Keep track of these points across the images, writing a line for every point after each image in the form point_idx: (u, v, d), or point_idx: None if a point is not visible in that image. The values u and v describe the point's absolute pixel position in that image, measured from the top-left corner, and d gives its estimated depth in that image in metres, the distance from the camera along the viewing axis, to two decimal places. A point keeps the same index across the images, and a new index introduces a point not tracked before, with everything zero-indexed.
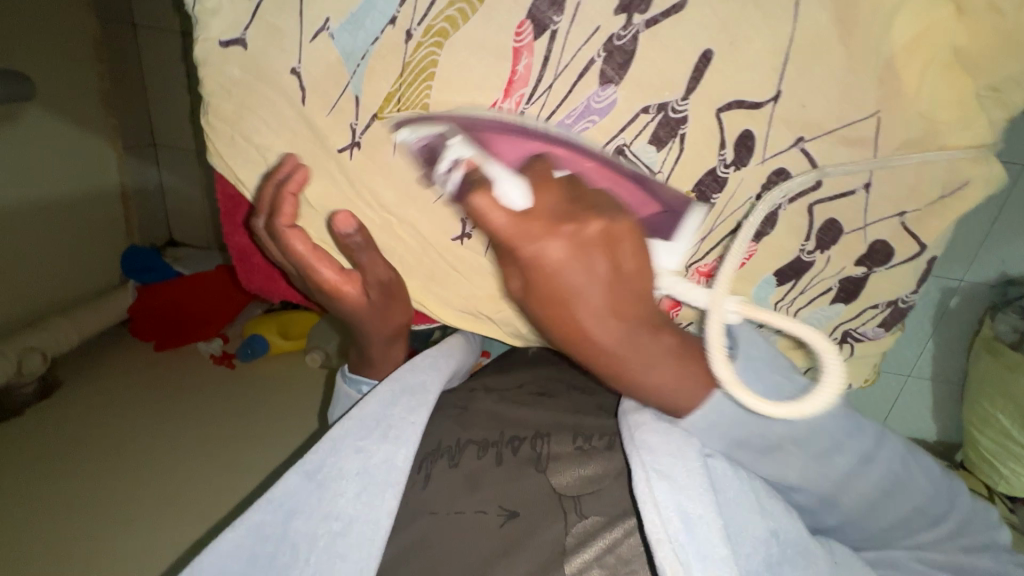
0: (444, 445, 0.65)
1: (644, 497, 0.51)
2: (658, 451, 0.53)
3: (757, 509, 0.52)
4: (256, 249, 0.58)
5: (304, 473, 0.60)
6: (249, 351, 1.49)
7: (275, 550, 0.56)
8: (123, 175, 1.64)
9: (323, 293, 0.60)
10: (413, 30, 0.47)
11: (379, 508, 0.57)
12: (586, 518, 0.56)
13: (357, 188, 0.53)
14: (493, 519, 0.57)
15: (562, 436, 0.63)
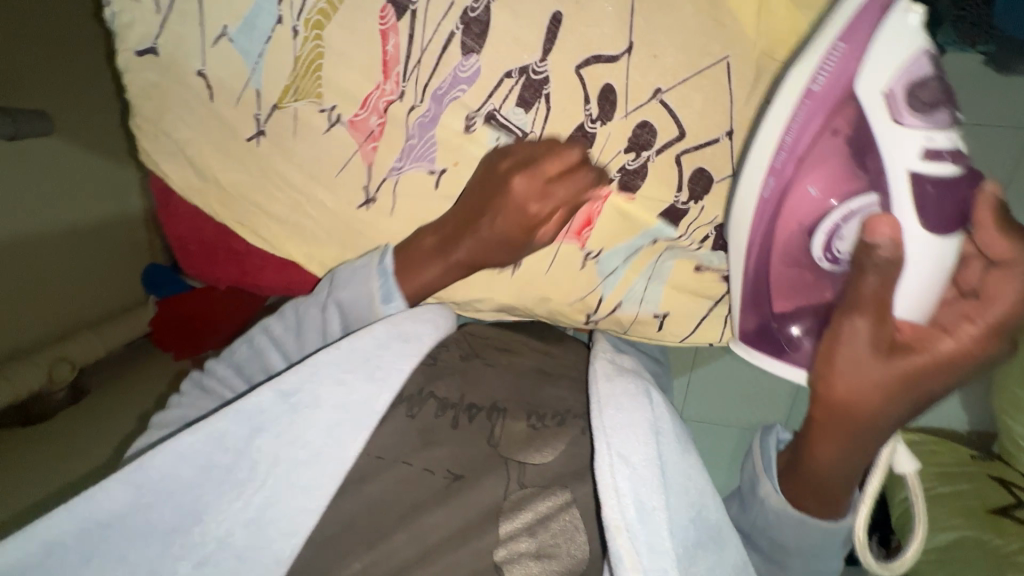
0: (408, 393, 0.68)
1: (604, 475, 0.56)
2: (617, 425, 0.59)
3: (684, 494, 0.60)
4: (189, 235, 0.68)
5: (280, 393, 0.61)
6: None
7: (233, 463, 0.61)
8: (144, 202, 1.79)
9: (251, 273, 0.69)
10: (296, 25, 0.56)
11: (339, 447, 0.61)
12: (526, 489, 0.61)
13: (265, 172, 0.62)
14: (438, 479, 0.62)
15: (518, 411, 0.68)
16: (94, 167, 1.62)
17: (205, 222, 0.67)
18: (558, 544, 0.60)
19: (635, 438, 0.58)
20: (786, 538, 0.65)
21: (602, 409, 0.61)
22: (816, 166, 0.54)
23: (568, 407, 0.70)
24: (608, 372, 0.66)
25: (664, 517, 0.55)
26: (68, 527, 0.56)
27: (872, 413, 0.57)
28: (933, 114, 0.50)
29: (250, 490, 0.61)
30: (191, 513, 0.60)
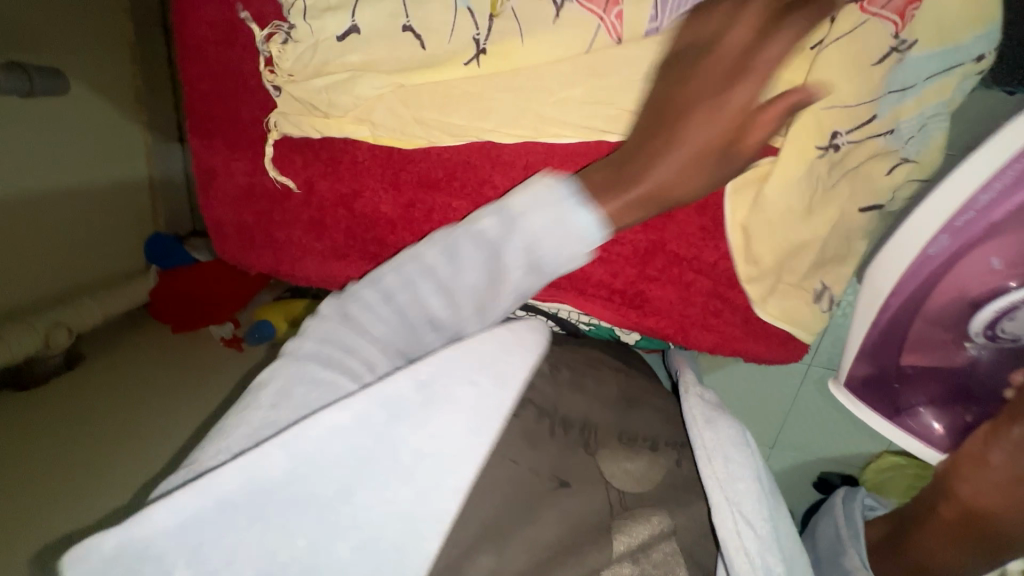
0: (537, 402, 0.78)
1: (732, 538, 0.69)
2: (726, 475, 0.75)
3: (786, 550, 0.74)
4: (273, 197, 0.74)
5: (416, 381, 0.64)
6: (257, 334, 1.60)
7: (374, 451, 0.64)
8: (150, 163, 1.77)
9: (332, 241, 0.73)
10: (477, 34, 0.61)
11: (467, 448, 0.68)
12: (629, 509, 0.72)
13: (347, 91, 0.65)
14: (546, 483, 0.72)
15: (610, 434, 0.79)
16: (107, 118, 1.60)
17: (298, 192, 0.73)
18: (662, 571, 0.69)
19: (738, 475, 0.76)
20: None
21: (710, 459, 0.76)
22: (1005, 236, 0.68)
23: (658, 434, 0.83)
24: (702, 419, 0.81)
25: (775, 555, 0.70)
26: (195, 506, 0.57)
27: (999, 510, 0.74)
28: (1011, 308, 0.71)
29: (375, 487, 0.65)
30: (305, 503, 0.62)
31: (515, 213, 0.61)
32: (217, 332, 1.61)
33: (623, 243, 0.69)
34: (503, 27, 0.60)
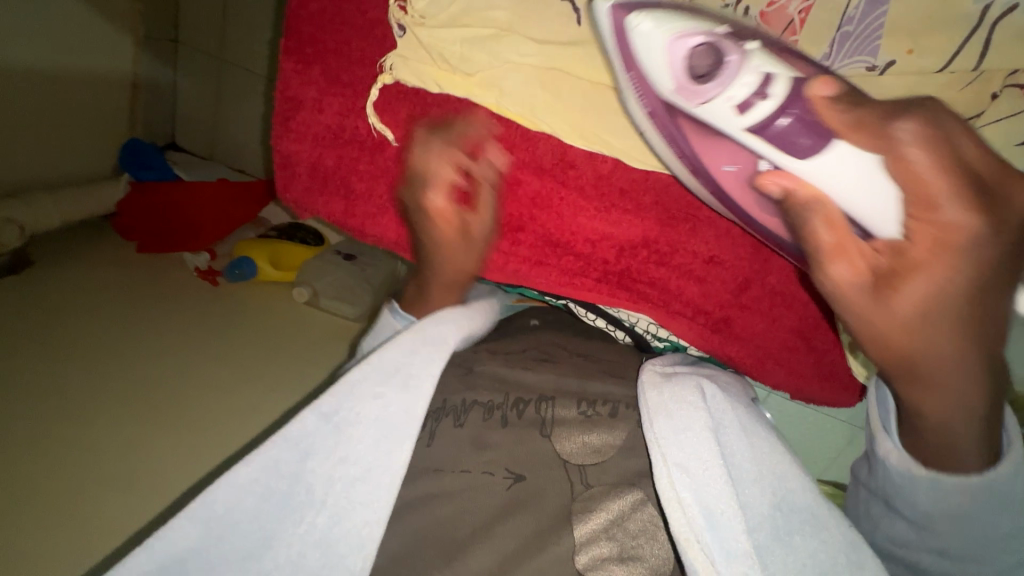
0: (451, 403, 0.63)
1: (666, 487, 0.49)
2: (674, 436, 0.51)
3: (766, 484, 0.50)
4: (303, 156, 0.56)
5: (320, 415, 0.59)
6: (236, 271, 1.46)
7: (290, 489, 0.57)
8: (136, 63, 1.54)
9: (359, 218, 0.58)
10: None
11: (386, 456, 0.58)
12: (592, 490, 0.54)
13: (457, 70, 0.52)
14: (500, 483, 0.56)
15: (567, 400, 0.61)
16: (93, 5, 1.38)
17: (329, 150, 0.56)
18: (641, 546, 0.51)
19: (692, 441, 0.51)
20: (930, 510, 0.49)
21: (652, 421, 0.53)
22: (720, 145, 0.46)
23: (616, 395, 0.61)
24: (655, 382, 0.56)
25: (738, 519, 0.47)
26: (191, 534, 0.54)
27: (903, 327, 0.44)
28: (723, 78, 0.42)
29: (313, 510, 0.57)
30: (263, 533, 0.56)
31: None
32: (190, 262, 1.46)
33: (723, 264, 0.55)
34: None
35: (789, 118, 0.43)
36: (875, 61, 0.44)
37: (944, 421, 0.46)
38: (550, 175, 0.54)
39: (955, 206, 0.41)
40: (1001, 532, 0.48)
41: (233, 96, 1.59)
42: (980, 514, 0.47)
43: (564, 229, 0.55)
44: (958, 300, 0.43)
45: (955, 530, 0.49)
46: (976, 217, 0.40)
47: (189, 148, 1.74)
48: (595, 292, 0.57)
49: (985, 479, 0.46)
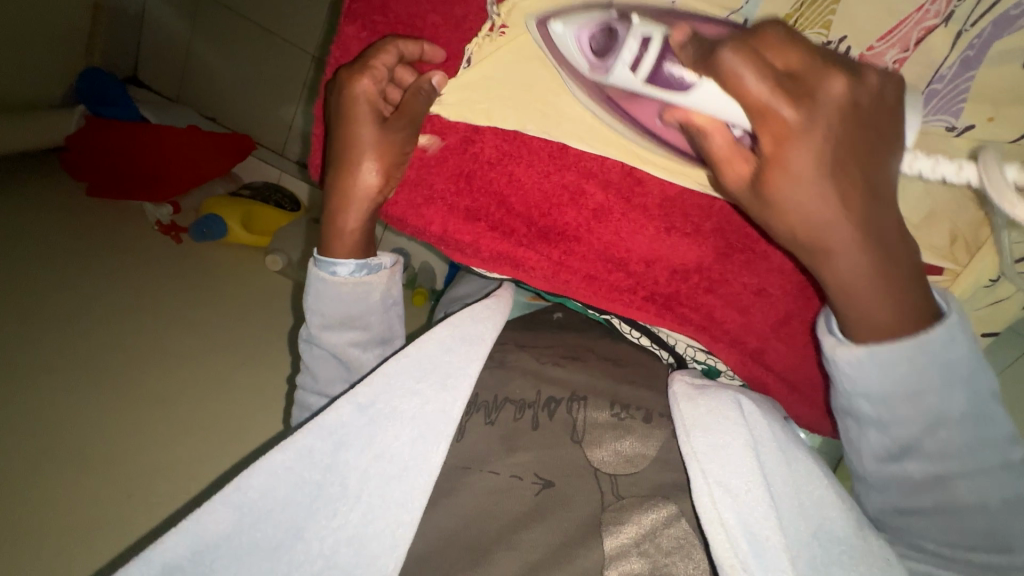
0: (481, 399, 0.62)
1: (708, 507, 0.48)
2: (712, 453, 0.51)
3: (806, 512, 0.49)
4: None
5: (357, 406, 0.56)
6: (203, 230, 1.31)
7: (324, 479, 0.54)
8: None
9: (403, 207, 0.55)
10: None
11: (423, 457, 0.55)
12: (623, 502, 0.52)
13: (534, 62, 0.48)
14: (527, 487, 0.54)
15: (600, 402, 0.59)
16: None
17: None
18: (673, 564, 0.49)
19: (731, 460, 0.51)
20: (889, 402, 0.43)
21: (687, 434, 0.53)
22: (638, 104, 0.44)
23: (649, 403, 0.61)
24: (690, 395, 0.56)
25: (783, 549, 0.46)
26: (224, 520, 0.51)
27: (811, 218, 0.40)
28: (615, 46, 0.41)
29: (347, 505, 0.54)
30: (292, 524, 0.53)
31: (332, 275, 0.56)
32: (152, 214, 1.31)
33: (771, 298, 0.54)
34: None
35: (675, 62, 0.39)
36: (955, 122, 0.46)
37: (867, 308, 0.42)
38: (616, 188, 0.52)
39: (786, 103, 0.36)
40: (959, 409, 0.43)
41: (212, 34, 1.42)
42: (934, 393, 0.42)
43: (620, 246, 0.54)
44: (854, 133, 0.37)
45: (911, 416, 0.43)
46: (806, 109, 0.36)
47: (155, 87, 1.56)
48: (639, 310, 0.56)
49: (927, 352, 0.41)
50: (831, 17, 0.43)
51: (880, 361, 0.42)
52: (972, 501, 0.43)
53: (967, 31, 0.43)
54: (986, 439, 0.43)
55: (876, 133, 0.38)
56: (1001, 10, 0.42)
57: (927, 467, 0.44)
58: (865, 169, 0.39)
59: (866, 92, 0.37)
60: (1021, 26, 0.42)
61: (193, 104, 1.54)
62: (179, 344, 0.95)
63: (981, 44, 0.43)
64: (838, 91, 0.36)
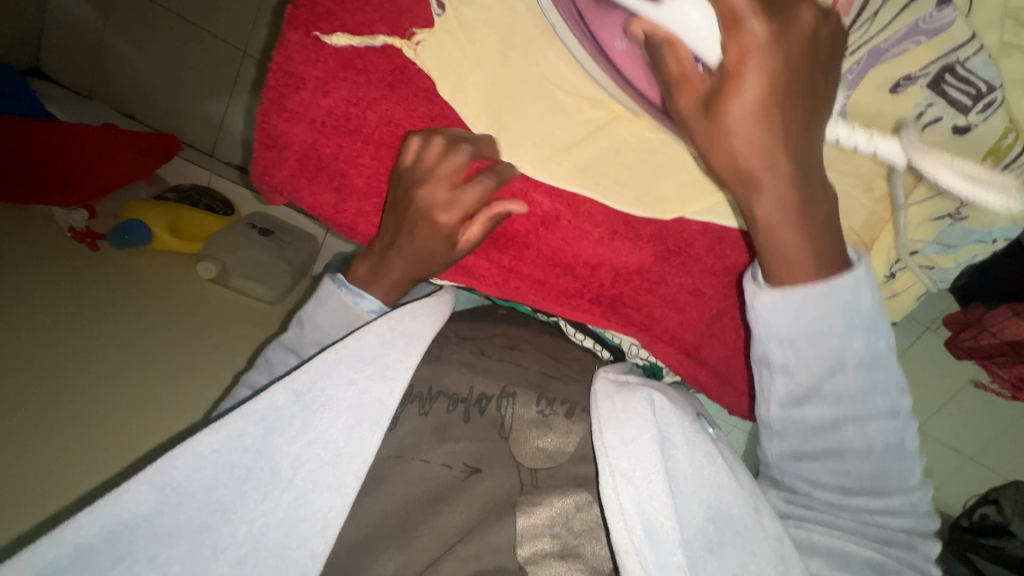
0: (416, 390, 0.59)
1: (612, 499, 0.50)
2: (621, 446, 0.53)
3: (704, 498, 0.51)
4: (296, 139, 0.51)
5: (292, 392, 0.52)
6: (124, 237, 1.21)
7: (254, 463, 0.51)
8: None
9: (350, 215, 0.55)
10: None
11: (359, 444, 0.53)
12: (540, 489, 0.53)
13: (461, 62, 0.49)
14: (455, 475, 0.54)
15: (528, 397, 0.58)
16: None
17: (328, 136, 0.51)
18: (581, 545, 0.51)
19: (641, 452, 0.52)
20: (798, 347, 0.43)
21: (602, 431, 0.53)
22: (600, 15, 0.41)
23: (575, 398, 0.60)
24: (608, 392, 0.57)
25: (677, 535, 0.48)
26: (149, 497, 0.48)
27: (749, 137, 0.39)
28: None
29: (277, 490, 0.51)
30: (219, 506, 0.50)
31: (354, 304, 0.57)
32: (64, 220, 1.19)
33: (706, 298, 0.58)
34: None
35: None
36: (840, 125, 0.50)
37: (790, 232, 0.41)
38: (562, 197, 0.53)
39: (761, 18, 0.35)
40: (859, 354, 0.42)
41: (126, 24, 1.31)
42: (836, 335, 0.42)
43: (567, 251, 0.56)
44: (813, 65, 0.37)
45: (811, 358, 0.43)
46: (775, 25, 0.35)
47: (64, 79, 1.41)
48: (586, 313, 0.59)
49: (835, 297, 0.41)
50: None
51: (793, 304, 0.42)
52: (858, 444, 0.43)
53: (847, 58, 0.47)
54: (878, 385, 0.42)
55: (824, 72, 0.38)
56: (874, 44, 0.46)
57: (824, 412, 0.44)
58: (801, 106, 0.38)
59: (829, 28, 0.37)
60: (892, 57, 0.46)
61: (109, 99, 1.43)
62: (87, 362, 0.91)
63: (859, 69, 0.47)
64: (808, 19, 0.36)
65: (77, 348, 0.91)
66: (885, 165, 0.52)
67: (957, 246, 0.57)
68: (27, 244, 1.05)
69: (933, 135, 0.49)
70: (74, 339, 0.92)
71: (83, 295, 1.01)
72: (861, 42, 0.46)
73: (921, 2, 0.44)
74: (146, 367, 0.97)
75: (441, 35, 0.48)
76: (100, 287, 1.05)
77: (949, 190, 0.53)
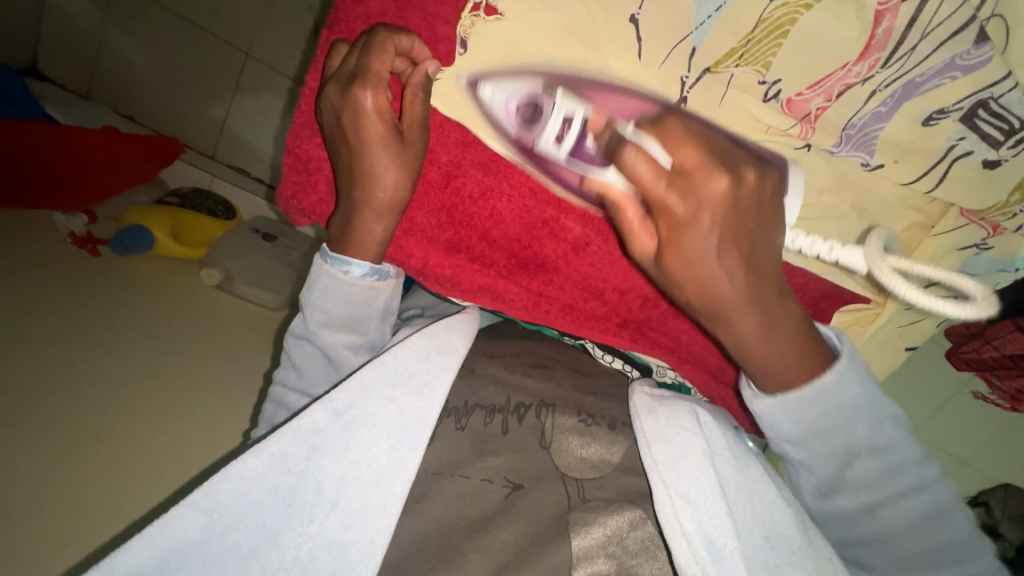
0: (452, 404, 0.58)
1: (669, 517, 0.49)
2: (672, 462, 0.52)
3: (756, 514, 0.50)
4: (327, 165, 0.51)
5: (332, 412, 0.51)
6: (127, 243, 1.18)
7: (297, 486, 0.50)
8: None
9: None
10: (686, 77, 0.48)
11: (401, 464, 0.52)
12: (589, 503, 0.52)
13: None
14: (496, 490, 0.53)
15: (568, 408, 0.58)
16: None
17: None
18: (638, 564, 0.49)
19: (691, 467, 0.51)
20: (802, 443, 0.47)
21: (649, 446, 0.53)
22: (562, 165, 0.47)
23: (613, 411, 0.60)
24: (651, 406, 0.56)
25: (738, 552, 0.47)
26: (192, 526, 0.46)
27: (702, 281, 0.41)
28: (541, 116, 0.45)
29: (323, 511, 0.49)
30: (266, 530, 0.48)
31: (343, 272, 0.53)
32: (65, 226, 1.15)
33: None
34: (707, 91, 0.49)
35: (592, 142, 0.43)
36: (869, 159, 0.51)
37: (766, 355, 0.45)
38: (592, 222, 0.53)
39: (716, 180, 0.39)
40: (866, 442, 0.46)
41: (127, 27, 1.29)
42: (837, 430, 0.46)
43: (597, 275, 0.56)
44: (753, 217, 0.41)
45: (822, 457, 0.47)
46: (693, 201, 0.39)
47: (63, 83, 1.38)
48: (614, 336, 0.59)
49: (824, 395, 0.45)
50: (771, 60, 0.47)
51: (789, 411, 0.46)
52: (898, 524, 0.47)
53: (881, 92, 0.47)
54: (898, 467, 0.46)
55: (758, 218, 0.42)
56: (909, 78, 0.46)
57: (853, 499, 0.48)
58: (743, 241, 0.42)
59: (746, 191, 0.41)
60: (926, 91, 0.47)
61: (110, 103, 1.40)
62: (100, 375, 0.89)
63: (893, 102, 0.48)
64: (722, 187, 0.39)
65: (84, 358, 0.89)
66: (912, 193, 0.53)
67: (982, 274, 0.57)
68: (30, 253, 1.03)
69: (963, 167, 0.50)
70: (81, 349, 0.90)
71: (87, 305, 0.98)
72: (895, 78, 0.46)
73: (959, 38, 0.44)
74: (160, 376, 0.95)
75: (463, 73, 0.47)
76: (106, 299, 1.02)
77: (973, 221, 0.54)
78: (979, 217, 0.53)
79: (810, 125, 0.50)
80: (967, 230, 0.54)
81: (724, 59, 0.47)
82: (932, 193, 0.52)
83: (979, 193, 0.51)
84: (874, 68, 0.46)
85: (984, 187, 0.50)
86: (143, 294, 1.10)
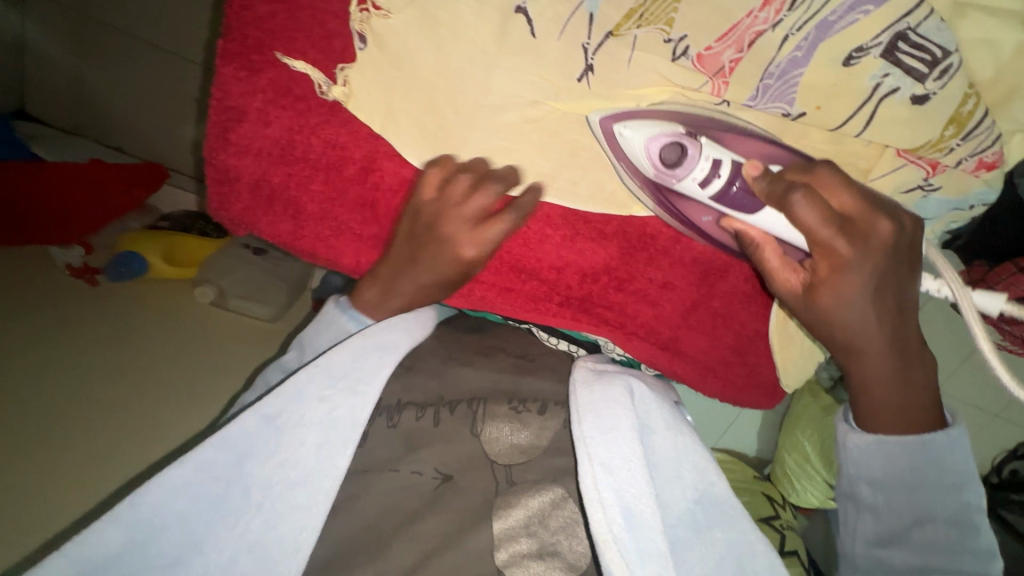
0: (385, 402, 0.60)
1: (590, 490, 0.48)
2: (602, 436, 0.51)
3: (681, 480, 0.52)
4: (245, 172, 0.51)
5: (264, 416, 0.53)
6: (121, 270, 1.22)
7: (225, 491, 0.52)
8: None
9: (308, 241, 0.54)
10: (587, 45, 0.47)
11: (331, 462, 0.53)
12: (515, 487, 0.53)
13: (401, 77, 0.48)
14: (427, 482, 0.54)
15: (500, 398, 0.58)
16: None
17: (277, 166, 0.51)
18: (559, 542, 0.50)
19: (620, 440, 0.51)
20: (879, 479, 0.48)
21: (580, 418, 0.52)
22: (693, 203, 0.51)
23: (549, 393, 0.60)
24: (590, 379, 0.56)
25: (656, 521, 0.47)
26: (115, 540, 0.48)
27: (843, 319, 0.46)
28: (687, 159, 0.47)
29: (247, 514, 0.52)
30: (191, 538, 0.50)
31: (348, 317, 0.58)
32: (60, 258, 1.20)
33: (675, 288, 0.58)
34: (613, 56, 0.47)
35: (743, 185, 0.47)
36: (790, 109, 0.49)
37: (878, 399, 0.48)
38: None
39: (842, 241, 0.43)
40: (944, 511, 0.46)
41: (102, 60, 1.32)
42: (924, 488, 0.47)
43: (529, 255, 0.56)
44: (889, 264, 0.45)
45: (896, 500, 0.48)
46: (859, 247, 0.44)
47: (50, 121, 1.43)
48: (556, 316, 0.59)
49: (926, 447, 0.47)
50: (673, 15, 0.45)
51: (884, 448, 0.48)
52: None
53: (793, 36, 0.45)
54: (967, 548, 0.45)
55: (905, 265, 0.46)
56: (820, 18, 0.44)
57: (910, 559, 0.46)
58: (891, 294, 0.46)
59: (904, 238, 0.45)
60: (840, 30, 0.44)
61: (95, 136, 1.44)
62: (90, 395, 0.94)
63: (808, 45, 0.45)
64: (885, 233, 0.44)
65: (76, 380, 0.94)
66: (843, 138, 0.51)
67: (935, 215, 0.55)
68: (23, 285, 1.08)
69: (893, 106, 0.47)
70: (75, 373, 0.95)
71: (78, 329, 1.03)
72: (804, 20, 0.44)
73: None
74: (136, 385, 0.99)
75: (365, 68, 0.47)
76: (92, 320, 1.07)
77: (912, 161, 0.51)
78: (920, 156, 0.51)
79: (722, 78, 0.48)
80: (909, 170, 0.52)
81: (623, 21, 0.46)
82: (861, 136, 0.50)
83: (914, 131, 0.48)
84: (778, 14, 0.44)
85: (917, 124, 0.48)
86: (135, 315, 1.14)
